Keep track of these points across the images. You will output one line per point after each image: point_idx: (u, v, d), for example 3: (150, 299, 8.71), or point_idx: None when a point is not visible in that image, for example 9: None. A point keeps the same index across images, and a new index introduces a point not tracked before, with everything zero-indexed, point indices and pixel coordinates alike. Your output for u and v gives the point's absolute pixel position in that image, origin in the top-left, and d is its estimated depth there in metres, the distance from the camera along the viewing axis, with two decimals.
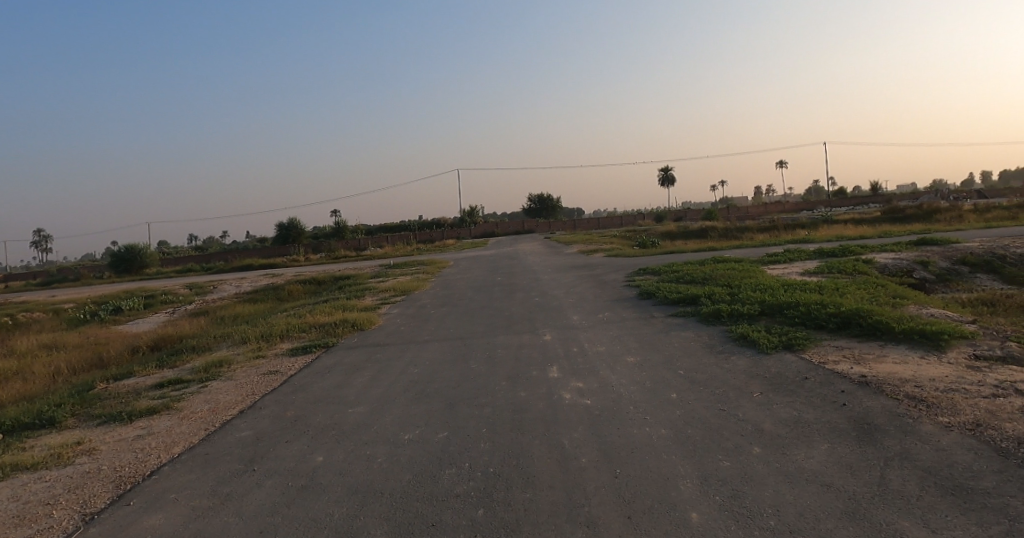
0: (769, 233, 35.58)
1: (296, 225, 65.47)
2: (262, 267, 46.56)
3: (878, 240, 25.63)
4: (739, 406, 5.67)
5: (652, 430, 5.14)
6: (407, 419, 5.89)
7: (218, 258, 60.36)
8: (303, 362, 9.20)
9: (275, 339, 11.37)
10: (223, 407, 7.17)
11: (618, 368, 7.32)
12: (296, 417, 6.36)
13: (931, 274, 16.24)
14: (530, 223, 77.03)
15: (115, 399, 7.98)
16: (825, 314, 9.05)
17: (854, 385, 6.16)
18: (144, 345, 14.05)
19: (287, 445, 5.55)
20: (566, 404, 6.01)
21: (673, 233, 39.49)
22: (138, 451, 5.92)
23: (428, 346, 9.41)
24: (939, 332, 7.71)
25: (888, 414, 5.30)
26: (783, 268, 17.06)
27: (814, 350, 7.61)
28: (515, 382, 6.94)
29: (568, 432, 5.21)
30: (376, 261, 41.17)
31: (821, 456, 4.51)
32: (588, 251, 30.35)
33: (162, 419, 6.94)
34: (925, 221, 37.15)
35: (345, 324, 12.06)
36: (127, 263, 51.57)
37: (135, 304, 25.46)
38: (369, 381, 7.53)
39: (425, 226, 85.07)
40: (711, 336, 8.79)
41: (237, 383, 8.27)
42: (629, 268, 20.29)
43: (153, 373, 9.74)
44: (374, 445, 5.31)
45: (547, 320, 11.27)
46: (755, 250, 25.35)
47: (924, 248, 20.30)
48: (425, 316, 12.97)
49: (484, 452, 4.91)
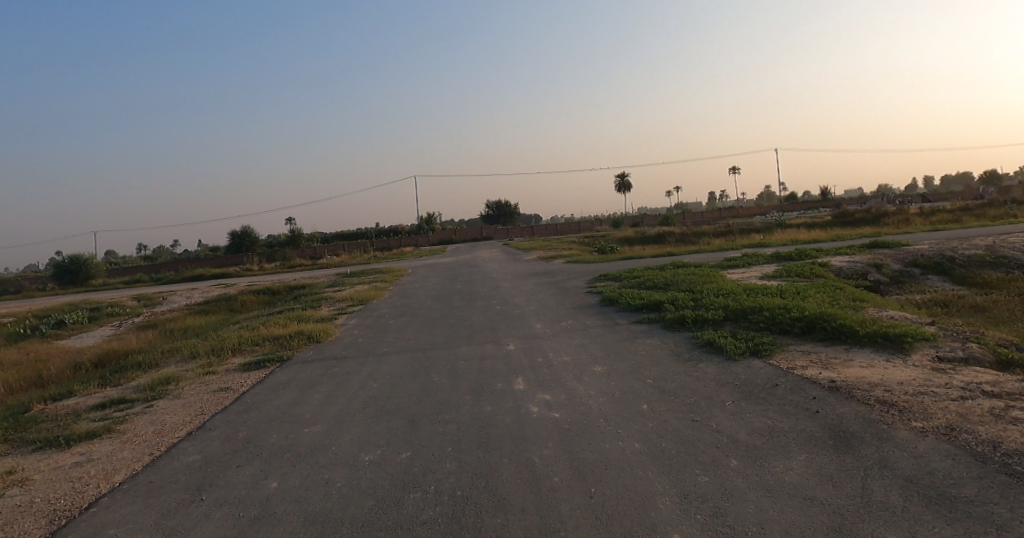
0: (726, 237, 36.21)
1: (250, 233, 63.68)
2: (215, 276, 45.13)
3: (832, 243, 26.20)
4: (712, 415, 5.54)
5: (625, 444, 4.96)
6: (368, 439, 5.57)
7: (168, 268, 58.26)
8: (257, 377, 8.73)
9: (227, 353, 10.82)
10: (169, 429, 6.69)
11: (585, 378, 7.13)
12: (248, 439, 5.96)
13: (885, 277, 16.61)
14: (491, 230, 76.77)
15: (52, 422, 7.39)
16: (790, 318, 9.07)
17: (825, 391, 6.10)
18: (88, 361, 13.23)
19: (239, 470, 5.16)
20: (534, 418, 5.78)
21: (632, 238, 39.84)
22: (75, 480, 5.42)
23: (389, 359, 9.07)
24: (902, 334, 7.77)
25: (862, 420, 5.24)
26: (743, 272, 17.26)
27: (781, 355, 7.58)
28: (480, 396, 6.68)
29: (539, 449, 4.99)
30: (334, 269, 40.29)
31: (800, 467, 4.40)
32: (549, 257, 30.29)
33: (103, 443, 6.43)
34: (874, 224, 38.36)
35: (301, 336, 11.60)
36: (70, 274, 49.30)
37: (78, 317, 24.23)
38: (326, 398, 7.15)
39: (384, 234, 83.96)
40: (678, 343, 8.70)
41: (186, 402, 7.78)
42: (590, 273, 20.26)
43: (95, 392, 9.12)
44: (334, 468, 4.97)
45: (510, 329, 11.05)
46: (714, 255, 25.66)
47: (877, 251, 20.83)
48: (385, 326, 12.56)
49: (451, 474, 4.64)
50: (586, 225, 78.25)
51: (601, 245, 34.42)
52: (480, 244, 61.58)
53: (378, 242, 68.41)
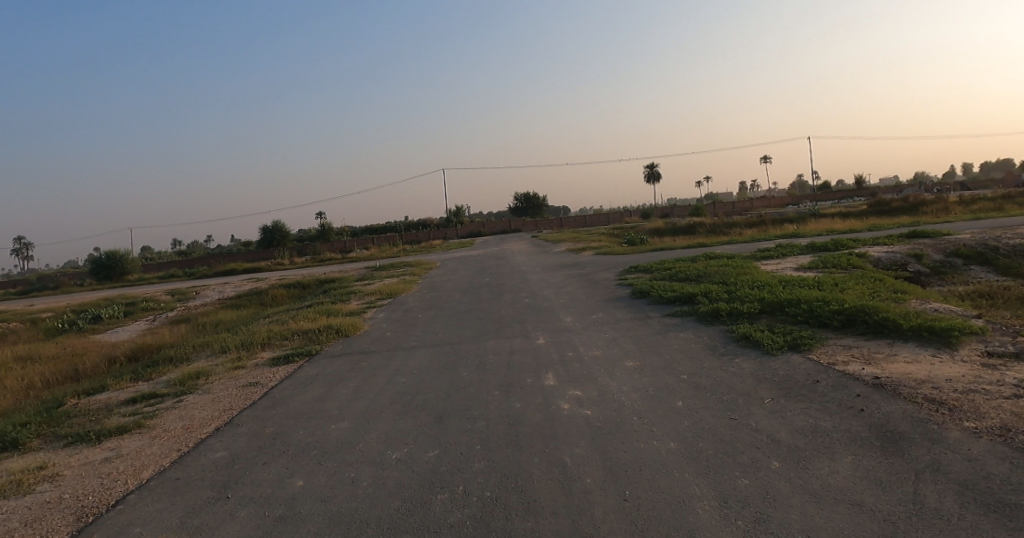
0: (758, 228, 35.45)
1: (280, 228, 64.50)
2: (247, 271, 45.86)
3: (869, 233, 25.41)
4: (750, 413, 5.31)
5: (660, 444, 4.77)
6: (395, 436, 5.48)
7: (202, 262, 59.43)
8: (285, 372, 8.72)
9: (256, 348, 10.87)
10: (198, 424, 6.70)
11: (617, 374, 6.93)
12: (275, 435, 5.91)
13: (925, 267, 16.01)
14: (518, 222, 76.57)
15: (84, 417, 7.48)
16: (828, 311, 8.73)
17: (868, 388, 5.81)
18: (122, 355, 13.47)
19: (264, 468, 5.11)
20: (565, 416, 5.61)
21: (661, 229, 39.30)
22: (103, 476, 5.44)
23: (416, 354, 8.98)
24: (949, 328, 7.39)
25: (910, 419, 4.96)
26: (777, 264, 16.80)
27: (821, 350, 7.28)
28: (509, 392, 6.54)
29: (570, 448, 4.83)
30: (362, 263, 40.54)
31: (846, 470, 4.16)
32: (577, 250, 30.01)
33: (132, 439, 6.46)
34: (912, 213, 37.17)
35: (329, 330, 11.60)
36: (108, 270, 50.59)
37: (114, 312, 24.76)
38: (353, 393, 7.08)
39: (413, 227, 84.45)
40: (712, 337, 8.44)
41: (214, 397, 7.80)
42: (619, 266, 19.96)
43: (127, 387, 9.22)
44: (359, 466, 4.88)
45: (539, 322, 10.89)
46: (746, 245, 25.11)
47: (916, 240, 20.11)
48: (413, 321, 12.49)
49: (479, 474, 4.51)
50: (614, 216, 77.60)
51: (630, 237, 34.04)
52: (508, 237, 61.42)
53: (406, 235, 68.78)
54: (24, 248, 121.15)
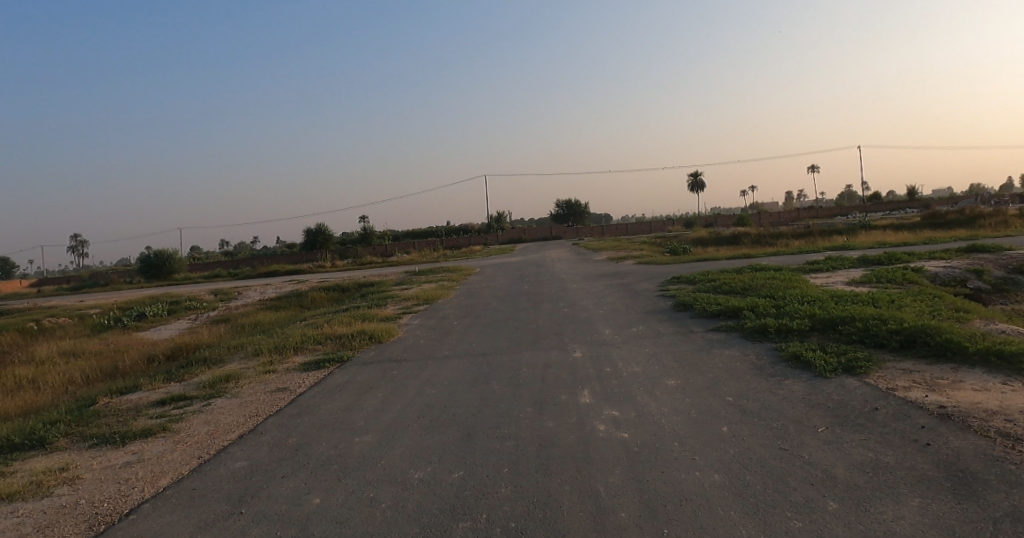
0: (805, 239, 34.30)
1: (323, 231, 65.48)
2: (289, 272, 46.64)
3: (923, 246, 24.18)
4: (803, 444, 4.87)
5: (702, 476, 4.39)
6: (420, 453, 5.22)
7: (247, 263, 60.83)
8: (314, 379, 8.58)
9: (288, 351, 10.81)
10: (222, 430, 6.57)
11: (657, 393, 6.54)
12: (297, 446, 5.73)
13: (986, 284, 15.01)
14: (558, 228, 76.21)
15: (113, 417, 7.49)
16: (886, 331, 8.13)
17: (933, 419, 5.29)
18: (160, 354, 13.66)
19: (282, 482, 4.91)
20: (600, 438, 5.27)
21: (704, 238, 38.40)
22: (123, 482, 5.34)
23: (448, 364, 8.74)
24: (1021, 352, 6.74)
25: (983, 457, 4.45)
26: (827, 278, 16.02)
27: (879, 374, 6.74)
28: (542, 409, 6.23)
29: (604, 476, 4.49)
30: (401, 268, 40.77)
31: (914, 516, 3.70)
32: (618, 258, 29.43)
33: (155, 443, 6.38)
34: (969, 226, 35.38)
35: (362, 336, 11.46)
36: (156, 269, 52.18)
37: (158, 310, 25.35)
38: (381, 405, 6.87)
39: (452, 232, 84.92)
40: (759, 355, 7.95)
41: (242, 402, 7.71)
42: (660, 276, 19.41)
43: (159, 388, 9.25)
44: (380, 486, 4.63)
45: (576, 334, 10.54)
46: (794, 257, 24.18)
47: (976, 255, 18.96)
48: (447, 328, 12.27)
49: (504, 501, 4.21)
50: (656, 224, 76.41)
51: (672, 246, 33.32)
52: (546, 244, 60.99)
53: (445, 240, 68.89)
54: (81, 246, 126.64)
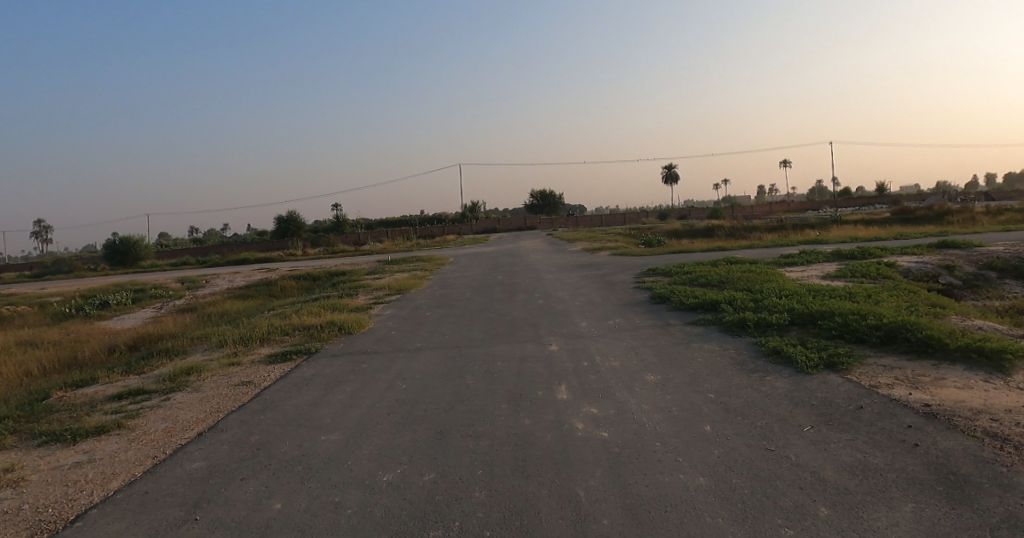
0: (778, 233, 34.58)
1: (294, 218, 64.35)
2: (259, 260, 45.66)
3: (894, 241, 24.49)
4: (789, 444, 4.72)
5: (688, 478, 4.20)
6: (389, 454, 4.94)
7: (216, 250, 59.41)
8: (281, 372, 8.22)
9: (254, 343, 10.39)
10: (181, 427, 6.20)
11: (637, 390, 6.34)
12: (259, 445, 5.40)
13: (957, 280, 15.18)
14: (534, 219, 75.89)
15: (66, 413, 7.05)
16: (866, 326, 8.06)
17: (919, 418, 5.17)
18: (121, 345, 13.09)
19: (242, 485, 4.59)
20: (578, 438, 5.04)
21: (678, 230, 38.56)
22: (70, 485, 4.96)
23: (421, 357, 8.44)
24: (1001, 349, 6.70)
25: (973, 459, 4.33)
26: (801, 271, 16.09)
27: (861, 370, 6.64)
28: (518, 405, 5.99)
29: (585, 479, 4.27)
30: (374, 256, 40.14)
31: (908, 523, 3.55)
32: (594, 249, 29.38)
33: (109, 441, 5.98)
34: (937, 222, 35.93)
35: (331, 327, 11.08)
36: (121, 255, 50.67)
37: (122, 298, 24.55)
38: (350, 400, 6.56)
39: (427, 221, 84.18)
40: (739, 350, 7.81)
41: (203, 396, 7.32)
42: (636, 268, 19.32)
43: (117, 381, 8.79)
44: (346, 490, 4.34)
45: (552, 326, 10.33)
46: (769, 251, 24.33)
47: (946, 251, 19.18)
48: (420, 320, 11.95)
49: (479, 507, 3.96)
50: (631, 217, 76.61)
51: (647, 237, 33.37)
52: (522, 235, 60.72)
53: (419, 230, 68.26)
54: (43, 232, 123.15)
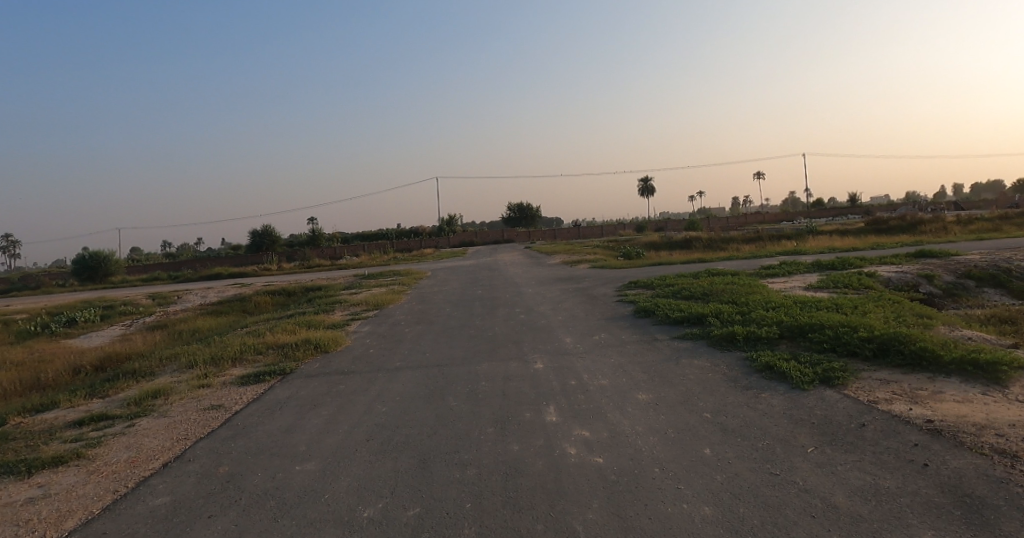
0: (755, 244, 34.85)
1: (269, 232, 63.36)
2: (233, 275, 44.76)
3: (871, 251, 24.74)
4: (794, 467, 4.49)
5: (692, 508, 3.93)
6: (370, 486, 4.60)
7: (189, 265, 58.13)
8: (253, 394, 7.81)
9: (225, 362, 9.94)
10: (145, 457, 5.78)
11: (629, 410, 6.07)
12: (229, 478, 5.01)
13: (937, 290, 15.27)
14: (512, 232, 75.69)
15: (21, 442, 6.56)
16: (857, 338, 7.92)
17: (924, 435, 4.98)
18: (86, 366, 12.48)
19: (209, 524, 4.21)
20: (572, 465, 4.75)
21: (657, 242, 38.66)
22: (21, 524, 4.53)
23: (401, 377, 8.10)
24: (996, 361, 6.58)
25: (985, 479, 4.14)
26: (784, 282, 16.07)
27: (857, 385, 6.47)
28: (505, 429, 5.69)
29: (582, 511, 3.98)
30: (351, 271, 39.61)
31: None
32: (573, 262, 29.29)
33: (66, 474, 5.54)
34: (910, 232, 36.49)
35: (307, 345, 10.66)
36: (90, 271, 49.35)
37: (90, 315, 23.70)
38: (327, 425, 6.19)
39: (405, 235, 83.61)
40: (731, 366, 7.61)
41: (170, 422, 6.89)
42: (617, 280, 19.13)
43: (78, 405, 8.29)
44: (323, 528, 3.99)
45: (536, 343, 10.06)
46: (748, 261, 24.39)
47: (924, 261, 19.33)
48: (399, 337, 11.59)
49: None
50: (608, 228, 76.80)
51: (626, 249, 33.35)
52: (501, 248, 60.25)
53: (398, 244, 67.73)
54: (10, 246, 120.08)
